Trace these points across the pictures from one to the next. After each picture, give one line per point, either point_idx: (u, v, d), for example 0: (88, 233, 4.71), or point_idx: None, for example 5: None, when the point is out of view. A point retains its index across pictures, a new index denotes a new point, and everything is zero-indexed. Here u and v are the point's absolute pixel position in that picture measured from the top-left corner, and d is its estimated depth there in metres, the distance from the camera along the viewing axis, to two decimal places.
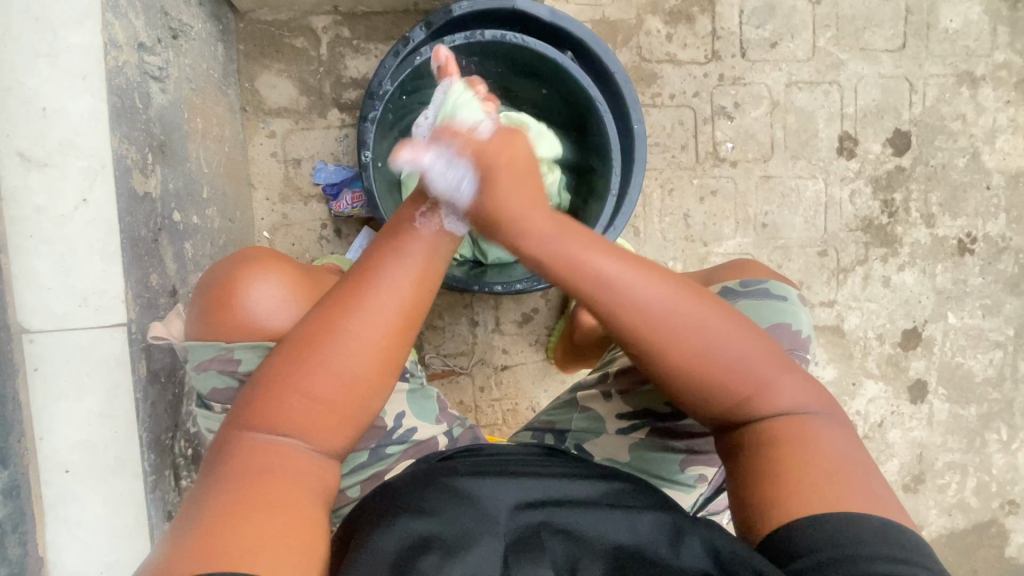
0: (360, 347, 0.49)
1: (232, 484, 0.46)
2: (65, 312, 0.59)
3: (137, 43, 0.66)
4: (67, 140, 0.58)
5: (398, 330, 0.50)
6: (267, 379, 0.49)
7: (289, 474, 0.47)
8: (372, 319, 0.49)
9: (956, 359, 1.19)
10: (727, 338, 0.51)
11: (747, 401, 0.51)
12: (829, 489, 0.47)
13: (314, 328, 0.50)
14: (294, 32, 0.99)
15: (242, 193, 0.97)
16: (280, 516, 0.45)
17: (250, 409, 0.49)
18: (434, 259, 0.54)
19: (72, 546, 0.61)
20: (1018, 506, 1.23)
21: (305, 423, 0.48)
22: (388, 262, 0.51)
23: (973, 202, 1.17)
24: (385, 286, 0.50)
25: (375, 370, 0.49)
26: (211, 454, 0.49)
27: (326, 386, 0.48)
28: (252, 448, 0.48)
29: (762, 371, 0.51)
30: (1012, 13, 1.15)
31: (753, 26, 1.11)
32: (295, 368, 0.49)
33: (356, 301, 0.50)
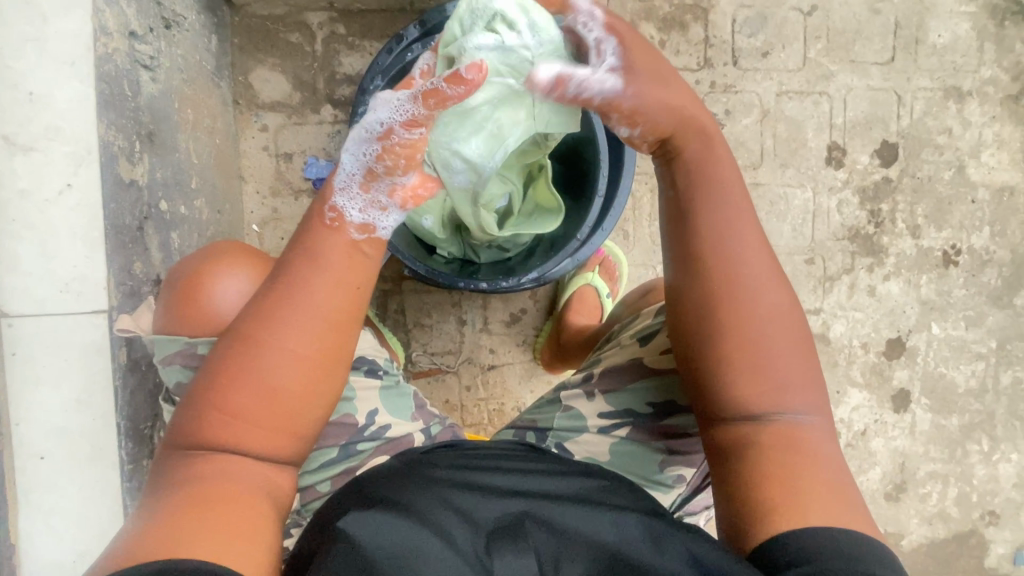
0: (287, 354, 0.48)
1: (170, 490, 0.46)
2: (44, 297, 0.58)
3: (128, 32, 0.66)
4: (54, 126, 0.58)
5: (327, 335, 0.49)
6: (194, 392, 0.49)
7: (228, 481, 0.47)
8: (294, 326, 0.48)
9: (939, 370, 1.20)
10: (773, 304, 0.52)
11: (760, 397, 0.51)
12: (804, 500, 0.48)
13: (236, 339, 0.49)
14: (289, 27, 0.99)
15: (233, 186, 0.96)
16: (215, 518, 0.44)
17: (184, 418, 0.48)
18: (357, 255, 0.51)
19: (46, 534, 0.60)
20: (998, 517, 1.24)
21: (237, 433, 0.48)
22: (304, 268, 0.49)
23: (958, 215, 1.18)
24: (307, 292, 0.49)
25: (304, 375, 0.49)
26: (161, 460, 0.50)
27: (254, 396, 0.47)
28: (191, 455, 0.48)
29: (785, 373, 0.52)
30: (999, 30, 1.17)
31: (745, 35, 1.13)
32: (221, 381, 0.48)
33: (276, 311, 0.48)
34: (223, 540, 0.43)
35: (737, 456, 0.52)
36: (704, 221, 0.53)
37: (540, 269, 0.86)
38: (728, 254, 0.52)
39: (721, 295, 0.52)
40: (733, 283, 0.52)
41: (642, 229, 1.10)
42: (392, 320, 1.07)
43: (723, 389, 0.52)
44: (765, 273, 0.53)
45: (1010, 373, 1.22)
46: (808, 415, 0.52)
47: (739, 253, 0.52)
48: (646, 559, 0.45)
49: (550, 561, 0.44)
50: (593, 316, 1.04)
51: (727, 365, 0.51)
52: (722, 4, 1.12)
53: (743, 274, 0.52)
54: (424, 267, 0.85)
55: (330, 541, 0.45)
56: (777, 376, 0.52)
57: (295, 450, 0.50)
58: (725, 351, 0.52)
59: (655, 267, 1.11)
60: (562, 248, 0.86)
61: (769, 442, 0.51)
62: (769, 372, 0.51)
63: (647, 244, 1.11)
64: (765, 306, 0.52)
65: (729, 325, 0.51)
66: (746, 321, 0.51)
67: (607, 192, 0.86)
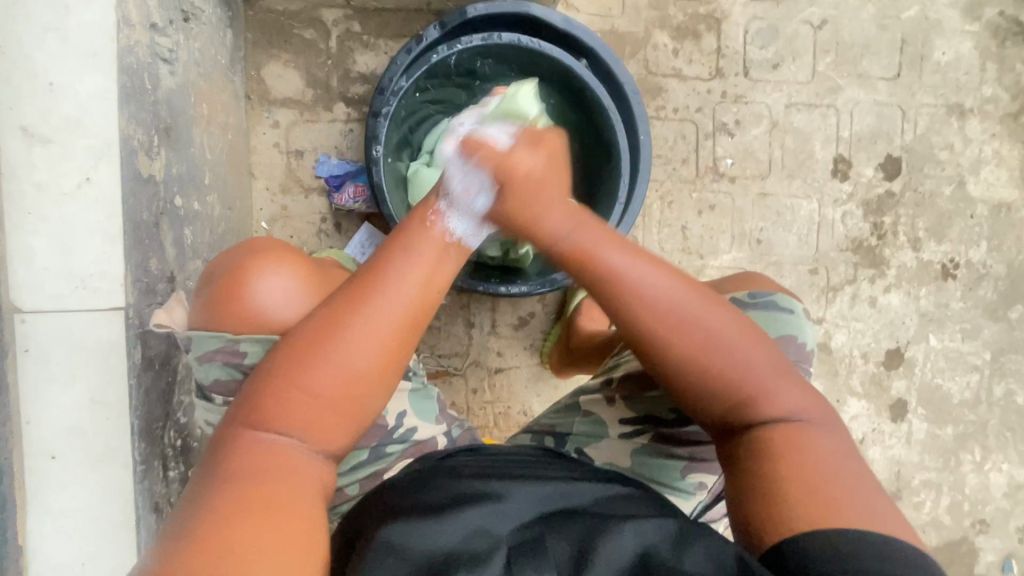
0: (370, 348, 0.49)
1: (234, 475, 0.46)
2: (60, 293, 0.57)
3: (149, 24, 0.65)
4: (74, 117, 0.57)
5: (404, 335, 0.50)
6: (271, 376, 0.49)
7: (294, 472, 0.47)
8: (380, 322, 0.49)
9: (936, 380, 1.23)
10: (717, 326, 0.53)
11: (743, 404, 0.53)
12: (826, 500, 0.48)
13: (316, 328, 0.49)
14: (304, 23, 0.98)
15: (243, 182, 0.95)
16: (280, 510, 0.45)
17: (256, 401, 0.49)
18: (444, 262, 0.54)
19: (56, 534, 0.59)
20: (988, 526, 1.26)
21: (308, 422, 0.48)
22: (399, 265, 0.51)
23: (958, 229, 1.21)
24: (394, 290, 0.50)
25: (382, 372, 0.50)
26: (216, 441, 0.49)
27: (329, 386, 0.48)
28: (255, 439, 0.48)
29: (762, 373, 0.53)
30: (1000, 50, 1.19)
31: (757, 47, 1.14)
32: (298, 368, 0.48)
33: (361, 305, 0.49)
34: (289, 537, 0.44)
35: (744, 456, 0.53)
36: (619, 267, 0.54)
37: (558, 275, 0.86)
38: (656, 292, 0.53)
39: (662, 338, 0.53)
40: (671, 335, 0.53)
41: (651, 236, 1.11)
42: None
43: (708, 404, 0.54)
44: (692, 298, 0.54)
45: (1002, 385, 1.25)
46: (806, 413, 0.54)
47: (664, 288, 0.53)
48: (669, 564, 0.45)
49: (570, 567, 0.44)
50: (605, 321, 1.03)
51: (691, 391, 0.54)
52: (735, 15, 1.13)
53: (674, 315, 0.53)
54: None
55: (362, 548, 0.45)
56: (756, 380, 0.53)
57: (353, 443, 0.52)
58: (690, 382, 0.54)
59: None
60: None
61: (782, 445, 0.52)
62: (744, 378, 0.53)
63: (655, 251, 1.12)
64: (706, 329, 0.53)
65: (678, 366, 0.53)
66: (696, 356, 0.53)
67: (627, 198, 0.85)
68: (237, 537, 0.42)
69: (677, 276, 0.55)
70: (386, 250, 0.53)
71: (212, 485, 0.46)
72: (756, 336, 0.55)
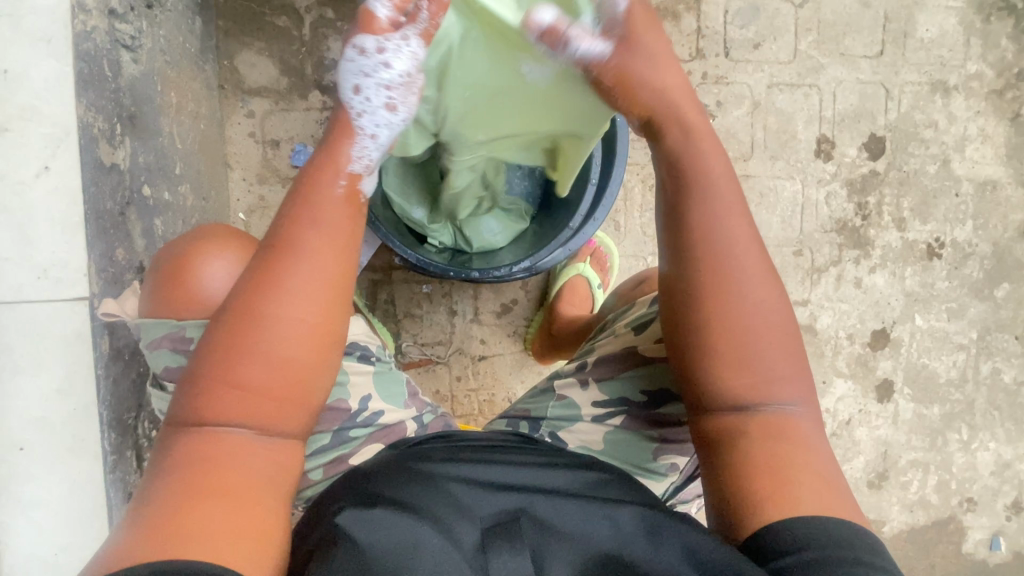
0: (290, 324, 0.48)
1: (176, 477, 0.46)
2: (21, 283, 0.56)
3: (108, 9, 0.64)
4: (28, 104, 0.56)
5: (332, 305, 0.50)
6: (200, 370, 0.48)
7: (239, 465, 0.47)
8: (296, 297, 0.48)
9: (922, 360, 1.22)
10: (759, 310, 0.52)
11: (741, 391, 0.51)
12: (782, 490, 0.49)
13: (235, 313, 0.48)
14: (276, 10, 0.96)
15: (218, 171, 0.94)
16: (229, 503, 0.45)
17: (188, 398, 0.47)
18: (351, 215, 0.51)
19: (26, 527, 0.58)
20: (975, 504, 1.27)
21: (241, 411, 0.47)
22: (305, 233, 0.49)
23: (943, 208, 1.20)
24: (311, 263, 0.49)
25: (310, 347, 0.49)
26: (159, 444, 0.49)
27: (262, 371, 0.47)
28: (193, 438, 0.47)
29: (778, 366, 0.52)
30: (985, 25, 1.18)
31: (738, 26, 1.13)
32: (227, 355, 0.47)
33: (277, 281, 0.48)
34: (241, 523, 0.44)
35: (722, 444, 0.52)
36: (703, 228, 0.52)
37: (533, 259, 0.85)
38: (721, 247, 0.52)
39: (713, 304, 0.51)
40: (726, 299, 0.51)
41: (633, 220, 1.11)
42: (382, 311, 1.06)
43: (713, 382, 0.52)
44: (757, 269, 0.52)
45: (989, 363, 1.25)
46: (800, 406, 0.52)
47: (738, 272, 0.52)
48: (641, 558, 0.46)
49: (540, 558, 0.45)
50: (583, 307, 1.04)
51: (704, 359, 0.52)
52: None
53: (731, 282, 0.51)
54: (415, 255, 0.83)
55: (324, 539, 0.45)
56: (766, 371, 0.51)
57: (301, 422, 0.50)
58: (706, 343, 0.52)
59: (645, 258, 1.12)
60: (555, 237, 0.86)
61: (757, 430, 0.51)
62: (755, 368, 0.51)
63: (638, 236, 1.11)
64: (753, 305, 0.52)
65: (710, 317, 0.51)
66: (738, 319, 0.51)
67: (601, 179, 0.85)
68: (186, 534, 0.43)
69: (755, 251, 0.53)
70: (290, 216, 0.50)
71: (159, 485, 0.46)
72: (793, 339, 0.52)
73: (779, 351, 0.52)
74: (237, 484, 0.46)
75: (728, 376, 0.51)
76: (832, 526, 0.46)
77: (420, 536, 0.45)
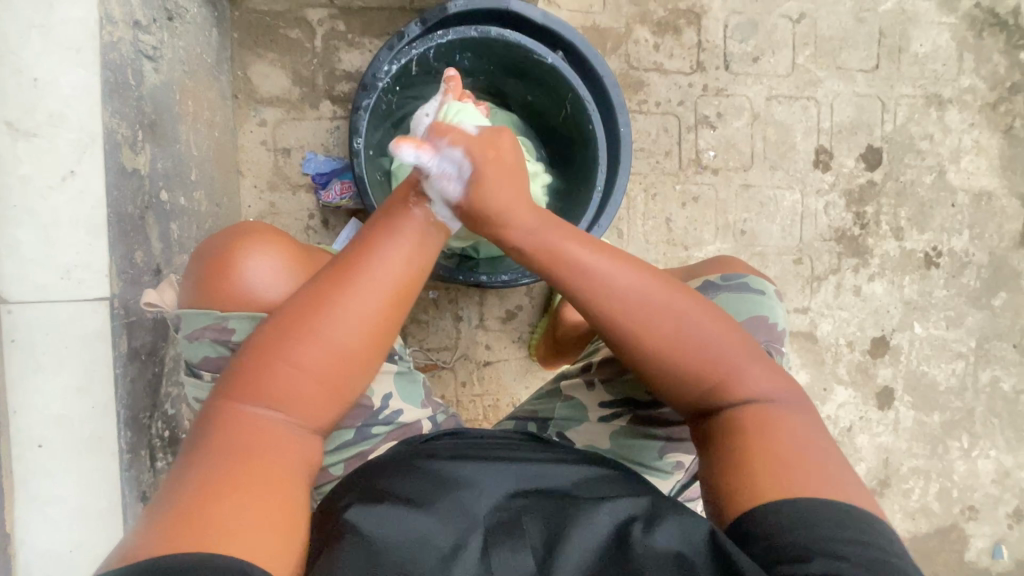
0: (356, 321, 0.50)
1: (222, 451, 0.46)
2: (45, 284, 0.58)
3: (132, 21, 0.67)
4: (57, 111, 0.58)
5: (390, 312, 0.52)
6: (264, 351, 0.50)
7: (279, 450, 0.48)
8: (369, 299, 0.51)
9: (921, 368, 1.24)
10: (686, 306, 0.55)
11: (708, 389, 0.54)
12: (774, 479, 0.49)
13: (309, 302, 0.51)
14: (290, 23, 0.99)
15: (231, 179, 0.96)
16: (270, 488, 0.45)
17: (248, 375, 0.49)
18: (432, 245, 0.57)
19: (42, 524, 0.59)
20: (977, 512, 1.27)
21: (296, 395, 0.49)
22: (393, 244, 0.54)
23: (940, 218, 1.22)
24: (384, 271, 0.52)
25: (367, 350, 0.51)
26: (204, 413, 0.49)
27: (321, 361, 0.49)
28: (243, 413, 0.48)
29: (724, 351, 0.54)
30: (977, 41, 1.21)
31: (737, 41, 1.16)
32: (290, 339, 0.49)
33: (353, 281, 0.51)
34: (278, 512, 0.45)
35: (721, 429, 0.53)
36: (605, 246, 0.57)
37: None
38: (618, 258, 0.56)
39: (635, 316, 0.54)
40: (645, 306, 0.54)
41: (635, 229, 1.14)
42: None
43: (679, 390, 0.55)
44: (656, 274, 0.56)
45: (988, 371, 1.26)
46: (768, 391, 0.54)
47: (659, 278, 0.57)
48: (640, 542, 0.46)
49: (541, 550, 0.46)
50: None
51: (657, 367, 0.55)
52: (715, 10, 1.15)
53: (646, 288, 0.55)
54: None
55: (335, 529, 0.46)
56: (714, 359, 0.54)
57: (335, 420, 0.52)
58: (654, 360, 0.55)
59: None
60: None
61: (749, 421, 0.52)
62: (705, 361, 0.54)
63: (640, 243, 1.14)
64: (676, 303, 0.55)
65: (636, 332, 0.54)
66: (668, 322, 0.54)
67: (605, 187, 0.87)
68: (225, 514, 0.42)
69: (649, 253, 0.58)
70: (380, 231, 0.55)
71: (203, 455, 0.46)
72: (727, 324, 0.56)
73: (717, 342, 0.54)
74: (272, 473, 0.46)
75: (687, 380, 0.54)
76: (833, 506, 0.47)
77: (416, 535, 0.46)
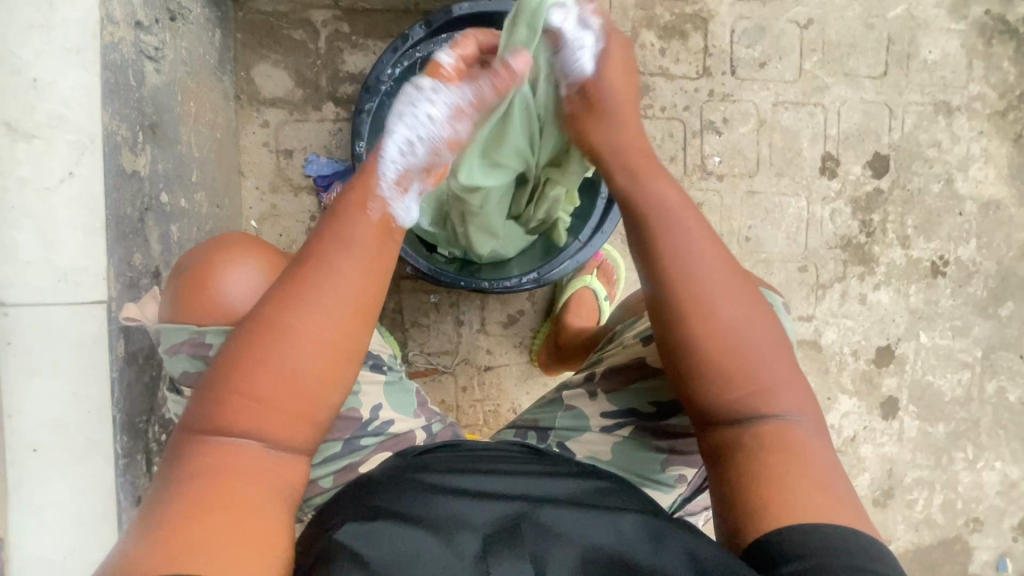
0: (306, 338, 0.47)
1: (187, 486, 0.46)
2: (41, 286, 0.58)
3: (134, 22, 0.66)
4: (57, 113, 0.58)
5: (344, 323, 0.48)
6: (218, 379, 0.48)
7: (245, 476, 0.47)
8: (315, 315, 0.48)
9: (927, 378, 1.23)
10: (746, 319, 0.52)
11: (745, 400, 0.52)
12: (781, 495, 0.49)
13: (257, 324, 0.48)
14: (293, 24, 0.99)
15: (232, 180, 0.96)
16: (235, 517, 0.45)
17: (204, 405, 0.47)
18: (385, 242, 0.52)
19: (36, 529, 0.59)
20: (981, 524, 1.26)
21: (254, 421, 0.47)
22: (336, 250, 0.49)
23: (947, 226, 1.21)
24: (330, 281, 0.48)
25: (324, 366, 0.48)
26: (173, 446, 0.49)
27: (274, 384, 0.47)
28: (206, 445, 0.47)
29: (770, 376, 0.52)
30: (987, 48, 1.20)
31: (744, 46, 1.15)
32: (241, 364, 0.47)
33: (298, 297, 0.48)
34: (244, 540, 0.44)
35: (728, 451, 0.52)
36: (671, 244, 0.53)
37: (541, 271, 0.88)
38: (679, 254, 0.52)
39: (687, 316, 0.52)
40: (702, 308, 0.51)
41: None
42: (390, 319, 1.07)
43: (707, 397, 0.52)
44: (727, 279, 0.53)
45: (994, 382, 1.25)
46: (801, 413, 0.53)
47: (704, 276, 0.52)
48: (644, 560, 0.45)
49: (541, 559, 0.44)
50: (591, 317, 1.04)
51: (697, 377, 0.52)
52: (722, 15, 1.14)
53: (705, 294, 0.52)
54: (426, 265, 0.86)
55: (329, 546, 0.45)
56: (766, 378, 0.52)
57: (310, 439, 0.50)
58: (695, 365, 0.52)
59: None
60: (564, 249, 0.89)
61: (759, 439, 0.51)
62: (758, 376, 0.52)
63: None
64: (734, 314, 0.52)
65: (692, 335, 0.51)
66: (720, 329, 0.51)
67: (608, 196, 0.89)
68: (191, 551, 0.42)
69: (723, 257, 0.54)
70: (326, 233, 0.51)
71: (171, 490, 0.46)
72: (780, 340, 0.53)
73: (773, 359, 0.52)
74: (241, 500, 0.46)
75: (729, 391, 0.51)
76: (838, 532, 0.46)
77: (427, 536, 0.45)
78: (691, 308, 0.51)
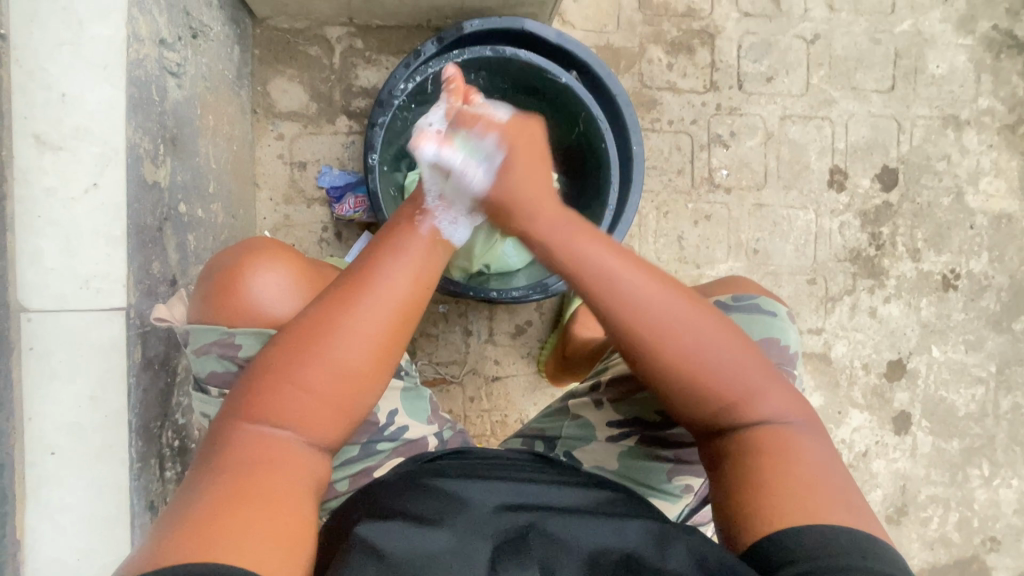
0: (357, 339, 0.50)
1: (225, 472, 0.47)
2: (65, 293, 0.60)
3: (158, 39, 0.69)
4: (82, 126, 0.60)
5: (395, 327, 0.52)
6: (269, 370, 0.50)
7: (282, 468, 0.48)
8: (370, 317, 0.51)
9: (939, 393, 1.21)
10: (713, 328, 0.53)
11: (724, 409, 0.53)
12: (794, 501, 0.48)
13: (312, 321, 0.51)
14: (309, 40, 1.02)
15: (247, 192, 0.98)
16: (270, 506, 0.45)
17: (252, 394, 0.50)
18: (436, 259, 0.57)
19: (51, 531, 0.60)
20: (999, 543, 1.23)
21: (299, 414, 0.49)
22: (392, 260, 0.54)
23: (957, 239, 1.20)
24: (386, 287, 0.52)
25: (373, 365, 0.51)
26: (212, 433, 0.50)
27: (325, 379, 0.50)
28: (248, 434, 0.49)
29: (750, 379, 0.53)
30: (995, 62, 1.20)
31: (751, 60, 1.16)
32: (294, 357, 0.50)
33: (355, 299, 0.51)
34: (279, 531, 0.44)
35: (731, 454, 0.53)
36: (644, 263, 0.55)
37: (549, 282, 0.87)
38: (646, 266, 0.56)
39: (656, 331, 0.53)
40: (673, 324, 0.53)
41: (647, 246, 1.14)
42: None
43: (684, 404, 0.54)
44: (685, 295, 0.54)
45: (1009, 398, 1.23)
46: (791, 414, 0.54)
47: (663, 290, 0.54)
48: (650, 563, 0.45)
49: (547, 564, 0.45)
50: None
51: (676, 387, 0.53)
52: (728, 30, 1.16)
53: (675, 306, 0.53)
54: None
55: (344, 544, 0.46)
56: (748, 385, 0.53)
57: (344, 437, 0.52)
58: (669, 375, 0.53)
59: None
60: None
61: (764, 443, 0.52)
62: (736, 383, 0.53)
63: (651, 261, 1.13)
64: (706, 322, 0.53)
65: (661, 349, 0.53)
66: (687, 339, 0.53)
67: (618, 206, 0.87)
68: (227, 534, 0.42)
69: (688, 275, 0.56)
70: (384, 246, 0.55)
71: (208, 476, 0.47)
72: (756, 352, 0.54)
73: (750, 367, 0.53)
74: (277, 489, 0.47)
75: (708, 401, 0.53)
76: (849, 535, 0.46)
77: (438, 544, 0.46)
78: (657, 323, 0.53)
